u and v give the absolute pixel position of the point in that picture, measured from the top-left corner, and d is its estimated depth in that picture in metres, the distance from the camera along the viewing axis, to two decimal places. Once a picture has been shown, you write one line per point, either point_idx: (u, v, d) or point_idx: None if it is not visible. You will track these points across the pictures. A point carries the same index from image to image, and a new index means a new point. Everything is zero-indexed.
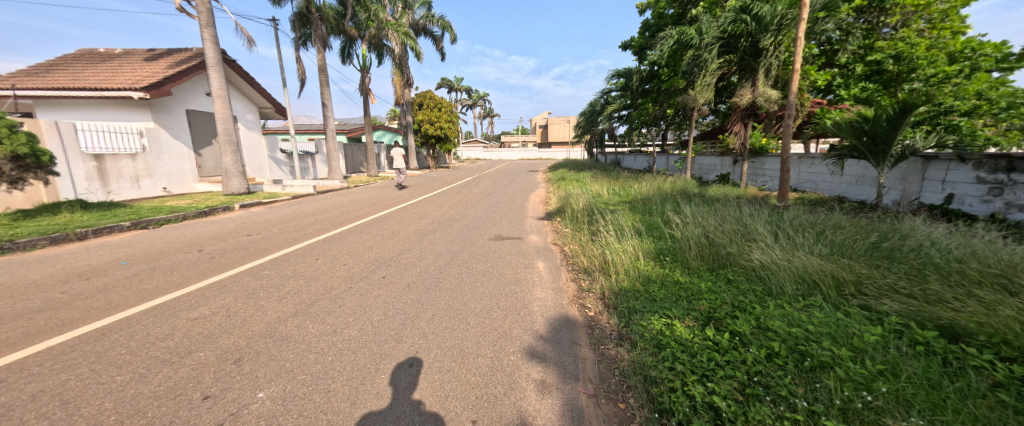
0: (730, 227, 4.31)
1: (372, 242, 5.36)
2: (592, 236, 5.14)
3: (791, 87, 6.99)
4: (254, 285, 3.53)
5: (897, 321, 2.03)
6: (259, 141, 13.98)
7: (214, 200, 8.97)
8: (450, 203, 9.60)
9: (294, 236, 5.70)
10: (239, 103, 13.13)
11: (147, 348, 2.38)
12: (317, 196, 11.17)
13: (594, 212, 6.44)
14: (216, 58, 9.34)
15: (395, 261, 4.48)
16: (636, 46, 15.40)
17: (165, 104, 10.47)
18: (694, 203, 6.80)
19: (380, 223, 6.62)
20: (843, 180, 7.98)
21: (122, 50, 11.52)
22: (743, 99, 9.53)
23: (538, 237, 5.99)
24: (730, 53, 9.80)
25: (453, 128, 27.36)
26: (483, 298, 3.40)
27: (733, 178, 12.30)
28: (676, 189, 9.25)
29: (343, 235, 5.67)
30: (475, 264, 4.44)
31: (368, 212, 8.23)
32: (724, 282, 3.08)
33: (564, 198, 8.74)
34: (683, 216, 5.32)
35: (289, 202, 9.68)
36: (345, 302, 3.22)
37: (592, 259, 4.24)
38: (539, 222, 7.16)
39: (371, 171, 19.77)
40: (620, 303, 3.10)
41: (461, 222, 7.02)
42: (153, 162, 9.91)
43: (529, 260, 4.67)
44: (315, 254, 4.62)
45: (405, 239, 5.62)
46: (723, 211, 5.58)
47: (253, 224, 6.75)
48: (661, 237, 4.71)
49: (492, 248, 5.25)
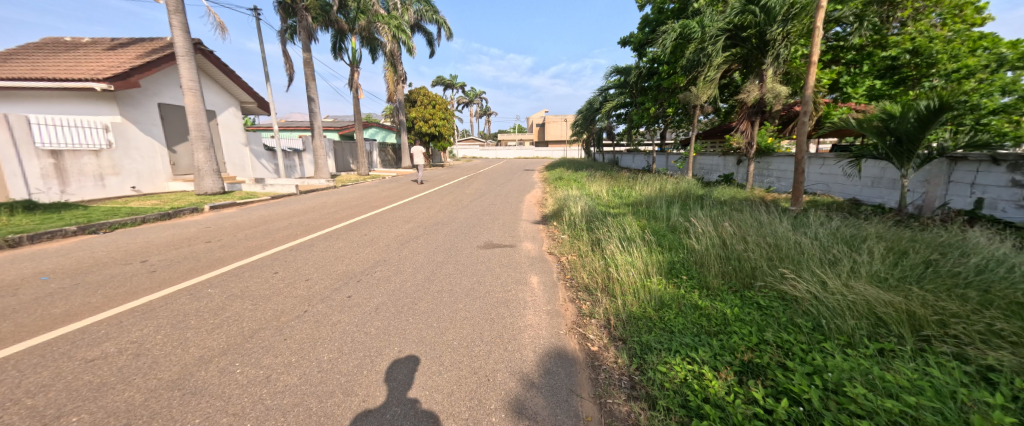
0: (752, 237, 3.78)
1: (346, 251, 4.75)
2: (593, 246, 4.60)
3: (807, 81, 6.41)
4: (188, 309, 2.92)
5: (1019, 385, 1.47)
6: (240, 137, 13.24)
7: (184, 200, 8.29)
8: (440, 204, 8.99)
9: (258, 243, 5.07)
10: (218, 98, 12.43)
11: (5, 409, 1.79)
12: (298, 196, 10.50)
13: (594, 216, 5.89)
14: (185, 47, 8.66)
15: (367, 275, 3.89)
16: (636, 42, 14.86)
17: (134, 97, 9.78)
18: (704, 207, 6.25)
19: (359, 228, 6.02)
20: (858, 182, 7.50)
21: (90, 39, 10.81)
22: (751, 95, 8.98)
23: (533, 244, 5.41)
24: (737, 47, 9.22)
25: (447, 125, 26.67)
26: (463, 326, 2.81)
27: (736, 178, 11.83)
28: (681, 190, 8.72)
29: (314, 243, 5.05)
30: (459, 280, 3.84)
31: (350, 214, 7.61)
32: (755, 309, 2.55)
33: (561, 200, 8.17)
34: (695, 224, 4.80)
35: (266, 203, 9.02)
36: (294, 333, 2.62)
37: (594, 275, 3.68)
38: (534, 227, 6.59)
39: (362, 169, 19.07)
40: (630, 335, 2.54)
41: (448, 227, 6.43)
42: (119, 159, 9.23)
43: (522, 274, 4.09)
44: (274, 266, 4.00)
45: (384, 247, 5.03)
46: (738, 216, 5.05)
47: (218, 228, 6.12)
48: (672, 246, 4.18)
49: (481, 258, 4.66)
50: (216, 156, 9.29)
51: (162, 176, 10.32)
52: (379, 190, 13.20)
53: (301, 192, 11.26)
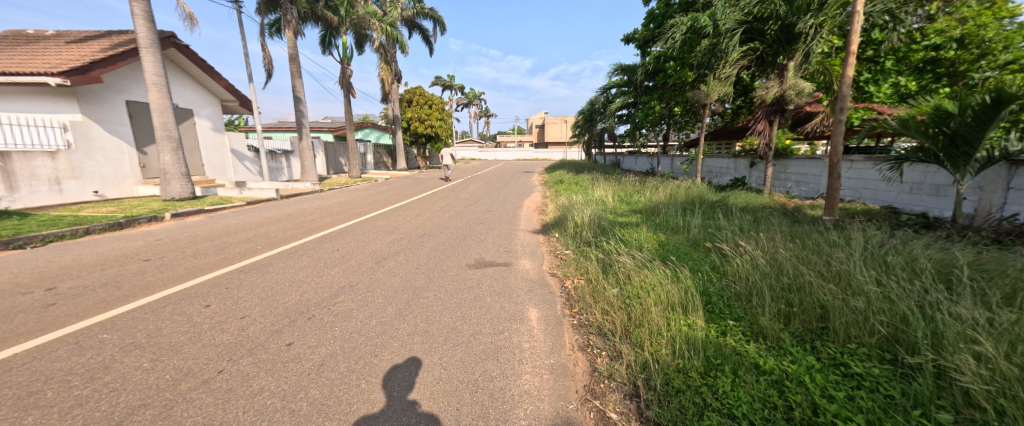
0: (807, 264, 3.05)
1: (306, 273, 3.95)
2: (605, 267, 3.82)
3: (843, 73, 5.57)
4: (55, 371, 2.12)
5: None
6: (219, 137, 12.42)
7: (144, 207, 7.47)
8: (430, 211, 8.22)
9: (206, 262, 4.26)
10: (195, 96, 11.63)
11: None
12: (278, 201, 9.67)
13: (603, 228, 5.17)
14: (149, 39, 7.89)
15: (324, 308, 3.08)
16: (641, 38, 14.07)
17: (97, 93, 8.99)
18: (728, 218, 5.50)
19: (332, 241, 5.24)
20: (894, 187, 6.78)
21: (54, 31, 10.02)
22: (770, 92, 8.30)
23: (532, 262, 4.61)
24: (755, 40, 8.53)
25: (444, 126, 25.84)
26: (432, 400, 2.01)
27: (750, 182, 11.08)
28: (695, 196, 7.95)
29: (271, 261, 4.23)
30: (440, 315, 3.05)
31: (329, 223, 6.83)
32: (851, 384, 1.78)
33: (563, 207, 7.42)
34: (725, 242, 4.06)
35: (240, 209, 8.20)
36: (187, 414, 1.82)
37: (607, 311, 2.89)
38: (533, 239, 5.79)
39: (353, 171, 18.20)
40: (673, 418, 1.75)
41: (436, 239, 5.64)
42: (79, 161, 8.43)
43: (517, 307, 3.26)
44: (207, 297, 3.19)
45: (355, 266, 4.24)
46: (771, 231, 4.33)
47: (170, 241, 5.31)
48: (701, 267, 3.42)
49: (469, 282, 3.86)
50: (185, 158, 8.48)
51: (130, 180, 9.58)
52: (369, 194, 12.40)
53: (283, 197, 10.45)
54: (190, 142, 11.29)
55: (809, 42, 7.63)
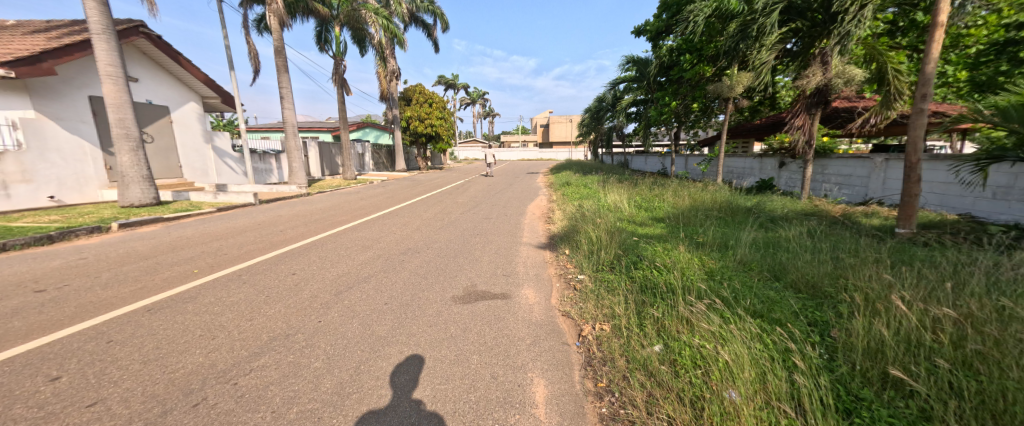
0: (970, 332, 2.00)
1: (234, 315, 2.92)
2: (643, 307, 2.84)
3: (927, 49, 4.50)
4: None
5: None
6: (200, 136, 11.54)
7: (94, 216, 6.53)
8: (421, 219, 7.24)
9: (112, 296, 3.24)
10: (172, 92, 10.77)
11: None
12: (257, 206, 8.75)
13: (626, 249, 4.17)
14: (101, 24, 6.96)
15: (229, 384, 2.06)
16: (653, 30, 12.92)
17: (52, 87, 8.09)
18: (779, 234, 4.46)
19: (291, 263, 4.26)
20: (969, 192, 5.73)
21: (14, 21, 9.14)
22: (812, 81, 7.25)
23: (537, 293, 3.57)
24: (795, 21, 7.53)
25: (445, 125, 24.83)
26: None
27: (779, 184, 9.98)
28: (726, 201, 6.86)
29: (196, 295, 3.23)
30: (400, 397, 2.02)
31: (299, 235, 5.84)
32: None
33: (573, 216, 6.40)
34: (803, 278, 3.06)
35: (208, 217, 7.27)
36: None
37: (658, 401, 1.90)
38: (536, 258, 4.77)
39: (348, 172, 17.25)
40: None
41: (419, 258, 4.62)
42: (32, 163, 7.54)
43: (517, 378, 2.22)
44: (61, 366, 2.18)
45: (306, 301, 3.24)
46: (863, 258, 3.30)
47: (96, 260, 4.33)
48: (788, 319, 2.41)
49: (452, 328, 2.81)
50: (147, 160, 7.55)
51: (93, 183, 8.70)
52: (360, 197, 11.45)
53: (263, 201, 9.50)
54: (165, 142, 10.40)
55: (844, 28, 6.39)
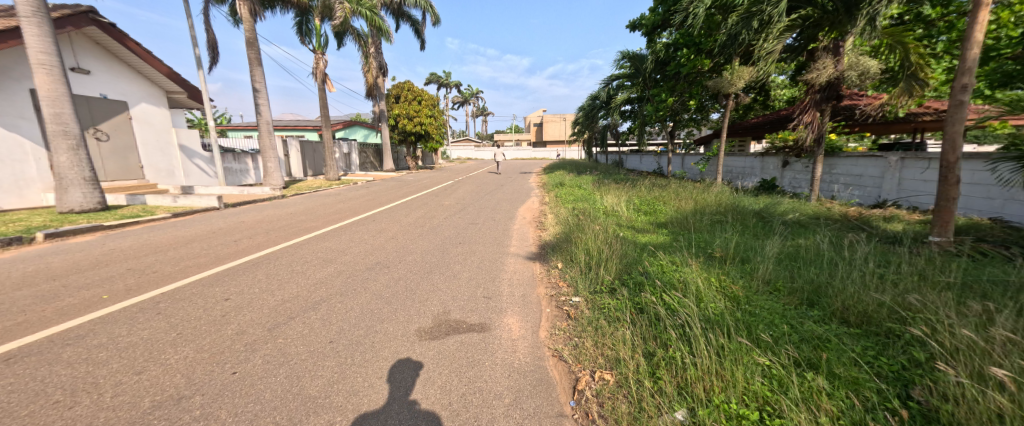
0: None
1: (122, 364, 2.22)
2: (655, 350, 2.22)
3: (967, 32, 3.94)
4: None
5: None
6: (164, 134, 10.70)
7: (21, 223, 5.74)
8: (399, 226, 6.54)
9: None
10: (131, 86, 9.92)
11: None
12: (221, 210, 7.97)
13: (627, 264, 3.56)
14: (31, 6, 6.13)
15: None
16: (648, 24, 12.35)
17: None
18: (803, 245, 3.88)
19: (231, 284, 3.55)
20: (1000, 194, 5.22)
21: None
22: (823, 74, 6.70)
23: (523, 323, 2.91)
24: (804, 8, 6.86)
25: (434, 124, 24.02)
26: None
27: (782, 184, 9.49)
28: (733, 204, 6.25)
29: (86, 334, 2.52)
30: None
31: (255, 246, 5.10)
32: None
33: (566, 222, 5.77)
34: (850, 306, 2.47)
35: (160, 223, 6.53)
36: None
37: None
38: (523, 273, 4.10)
39: (331, 173, 16.39)
40: None
41: (387, 276, 3.94)
42: None
43: None
44: None
45: (227, 340, 2.54)
46: (918, 281, 2.71)
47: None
48: (851, 372, 1.81)
49: (407, 382, 2.14)
50: (90, 160, 6.72)
51: (36, 186, 7.87)
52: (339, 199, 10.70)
53: (229, 205, 8.68)
54: (122, 140, 9.55)
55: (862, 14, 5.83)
